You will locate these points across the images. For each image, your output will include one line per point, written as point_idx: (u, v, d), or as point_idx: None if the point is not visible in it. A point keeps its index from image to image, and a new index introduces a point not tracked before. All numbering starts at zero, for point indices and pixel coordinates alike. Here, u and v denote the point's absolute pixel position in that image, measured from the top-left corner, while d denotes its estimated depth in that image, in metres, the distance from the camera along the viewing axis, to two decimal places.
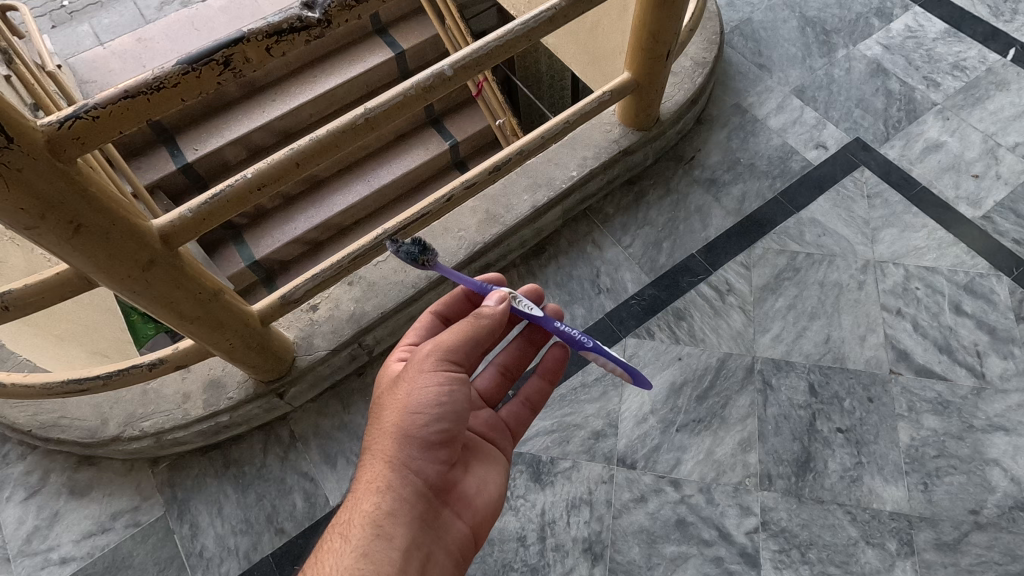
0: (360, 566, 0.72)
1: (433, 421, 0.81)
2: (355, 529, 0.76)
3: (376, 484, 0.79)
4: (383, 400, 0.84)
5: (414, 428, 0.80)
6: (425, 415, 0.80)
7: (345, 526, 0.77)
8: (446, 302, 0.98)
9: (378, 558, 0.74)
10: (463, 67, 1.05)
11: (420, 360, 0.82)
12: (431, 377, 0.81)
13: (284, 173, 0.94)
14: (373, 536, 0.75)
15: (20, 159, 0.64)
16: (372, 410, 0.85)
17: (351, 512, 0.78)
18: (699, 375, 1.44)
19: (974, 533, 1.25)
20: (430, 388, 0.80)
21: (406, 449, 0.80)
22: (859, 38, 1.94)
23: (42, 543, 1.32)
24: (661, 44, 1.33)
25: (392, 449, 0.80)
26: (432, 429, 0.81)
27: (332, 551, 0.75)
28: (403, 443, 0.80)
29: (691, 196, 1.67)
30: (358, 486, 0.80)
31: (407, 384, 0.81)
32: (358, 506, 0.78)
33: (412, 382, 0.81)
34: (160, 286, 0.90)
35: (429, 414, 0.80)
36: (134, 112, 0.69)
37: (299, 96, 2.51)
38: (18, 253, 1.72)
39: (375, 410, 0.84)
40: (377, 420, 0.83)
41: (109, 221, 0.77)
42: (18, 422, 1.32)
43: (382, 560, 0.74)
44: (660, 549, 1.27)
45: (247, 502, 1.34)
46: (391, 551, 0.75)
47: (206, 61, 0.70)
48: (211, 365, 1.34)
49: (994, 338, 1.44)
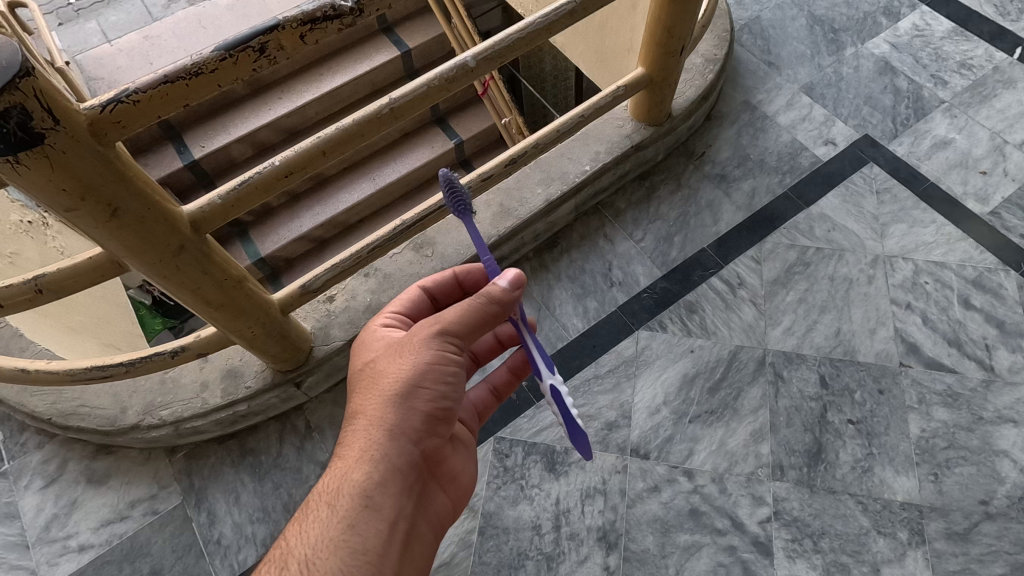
0: (347, 536, 0.74)
1: (433, 400, 0.80)
2: (345, 499, 0.76)
3: (370, 455, 0.78)
4: (381, 370, 0.82)
5: (413, 405, 0.79)
6: (424, 392, 0.79)
7: (334, 494, 0.77)
8: (437, 280, 0.98)
9: (365, 529, 0.75)
10: (486, 59, 1.07)
11: (423, 336, 0.80)
12: (434, 356, 0.80)
13: (310, 161, 0.96)
14: (362, 507, 0.76)
15: (65, 141, 0.65)
16: (366, 377, 0.83)
17: (340, 480, 0.77)
18: (711, 367, 1.45)
19: (984, 523, 1.26)
20: (432, 367, 0.79)
21: (403, 425, 0.79)
22: (867, 36, 1.95)
23: (61, 531, 1.33)
24: (674, 40, 1.35)
25: (390, 422, 0.79)
26: (430, 407, 0.80)
27: (319, 519, 0.75)
28: (401, 418, 0.79)
29: (702, 191, 1.69)
30: (347, 454, 0.79)
31: (409, 359, 0.80)
32: (348, 474, 0.78)
33: (415, 358, 0.80)
34: (188, 272, 0.92)
35: (429, 393, 0.80)
36: (173, 97, 0.71)
37: (308, 93, 2.53)
38: (31, 246, 1.77)
39: (370, 379, 0.82)
40: (373, 390, 0.81)
41: (143, 204, 0.78)
42: (38, 410, 1.34)
43: (371, 532, 0.75)
44: (674, 538, 1.28)
45: (264, 490, 1.35)
46: (379, 523, 0.75)
47: (242, 48, 0.72)
48: (229, 355, 1.36)
49: (1003, 331, 1.45)
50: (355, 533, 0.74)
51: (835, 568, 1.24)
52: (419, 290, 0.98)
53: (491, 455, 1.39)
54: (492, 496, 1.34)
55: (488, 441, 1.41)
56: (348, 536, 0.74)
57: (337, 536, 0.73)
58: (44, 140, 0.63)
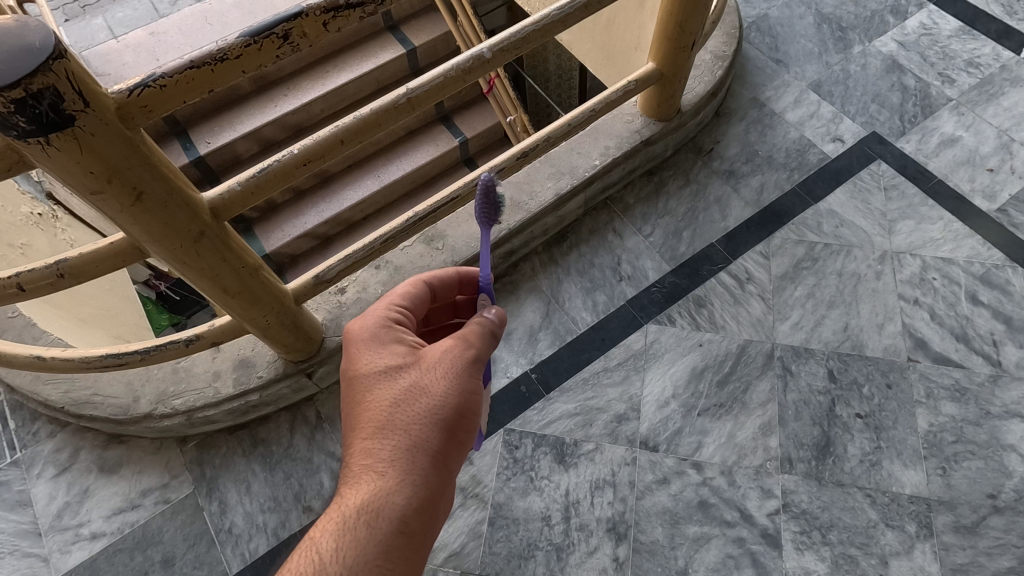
0: (386, 563, 0.69)
1: (468, 425, 0.81)
2: (383, 521, 0.71)
3: (411, 476, 0.75)
4: (420, 387, 0.80)
5: (454, 428, 0.79)
6: (463, 416, 0.80)
7: (369, 516, 0.71)
8: (442, 277, 0.91)
9: (403, 556, 0.71)
10: (501, 51, 1.08)
11: (467, 360, 0.81)
12: (476, 380, 0.81)
13: (329, 149, 0.97)
14: (401, 533, 0.72)
15: (94, 123, 0.66)
16: (399, 391, 0.80)
17: (376, 500, 0.72)
18: (720, 361, 1.46)
19: (991, 516, 1.26)
20: (474, 391, 0.81)
21: (444, 445, 0.78)
22: (875, 34, 1.96)
23: (73, 519, 1.34)
24: (686, 35, 1.35)
25: (431, 445, 0.77)
26: (465, 430, 0.81)
27: (358, 541, 0.69)
28: (442, 442, 0.78)
29: (711, 186, 1.70)
30: (383, 472, 0.75)
31: (453, 382, 0.80)
32: (384, 494, 0.73)
33: (459, 381, 0.80)
34: (207, 259, 0.92)
35: (467, 418, 0.81)
36: (198, 82, 0.71)
37: (315, 89, 2.54)
38: (41, 238, 1.76)
39: (406, 393, 0.79)
40: (412, 407, 0.78)
41: (167, 189, 0.79)
42: (51, 398, 1.34)
43: (408, 559, 0.71)
44: (683, 530, 1.29)
45: (275, 480, 1.36)
46: (415, 550, 0.72)
47: (267, 34, 0.72)
48: (241, 345, 1.37)
49: (1010, 327, 1.46)
50: (394, 559, 0.70)
51: (843, 560, 1.25)
52: (423, 285, 0.90)
53: (501, 447, 1.39)
54: (502, 487, 1.35)
55: (498, 433, 1.41)
56: (387, 563, 0.69)
57: (377, 563, 0.69)
58: (74, 121, 0.64)
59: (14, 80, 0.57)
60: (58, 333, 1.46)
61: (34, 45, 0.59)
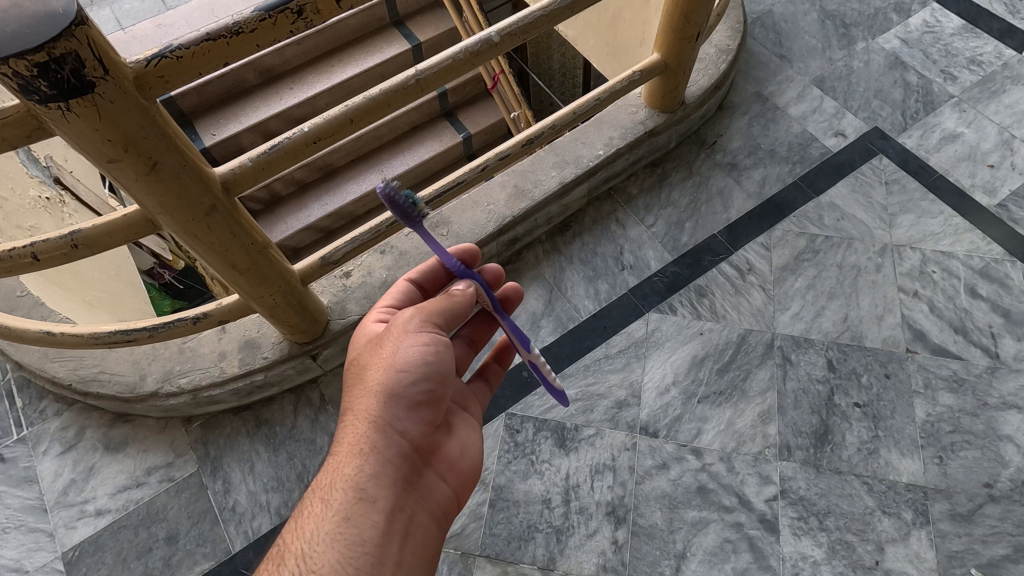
0: (343, 529, 0.72)
1: (416, 387, 0.80)
2: (338, 493, 0.75)
3: (360, 447, 0.77)
4: (363, 366, 0.82)
5: (395, 395, 0.79)
6: (407, 378, 0.80)
7: (328, 489, 0.76)
8: (424, 270, 0.97)
9: (361, 521, 0.73)
10: (509, 35, 1.10)
11: (402, 327, 0.82)
12: (415, 341, 0.80)
13: (338, 128, 0.99)
14: (356, 500, 0.74)
15: (112, 91, 0.67)
16: (354, 372, 0.84)
17: (333, 475, 0.76)
18: (720, 349, 1.48)
19: (987, 505, 1.28)
20: (413, 353, 0.80)
21: (390, 410, 0.79)
22: (878, 31, 1.98)
23: (79, 495, 1.35)
24: (691, 26, 1.36)
25: (374, 414, 0.79)
26: (415, 393, 0.80)
27: (315, 515, 0.73)
28: (384, 408, 0.79)
29: (713, 178, 1.71)
30: (339, 450, 0.79)
31: (389, 350, 0.80)
32: (340, 469, 0.77)
33: (395, 347, 0.80)
34: (218, 233, 0.94)
35: (413, 379, 0.80)
36: (214, 54, 0.72)
37: (321, 82, 2.55)
38: (49, 220, 1.78)
39: (356, 373, 0.83)
40: (359, 384, 0.81)
41: (181, 161, 0.80)
42: (59, 375, 1.36)
43: (367, 522, 0.73)
44: (682, 514, 1.30)
45: (279, 460, 1.38)
46: (373, 514, 0.74)
47: (282, 9, 0.73)
48: (247, 326, 1.38)
49: (1009, 320, 1.47)
50: (352, 525, 0.72)
51: (840, 546, 1.26)
52: (407, 282, 0.97)
53: (502, 431, 1.41)
54: (502, 470, 1.37)
55: (499, 417, 1.43)
56: (345, 529, 0.72)
57: (333, 530, 0.71)
58: (94, 88, 0.65)
59: (38, 44, 0.59)
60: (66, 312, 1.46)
61: (58, 12, 0.60)
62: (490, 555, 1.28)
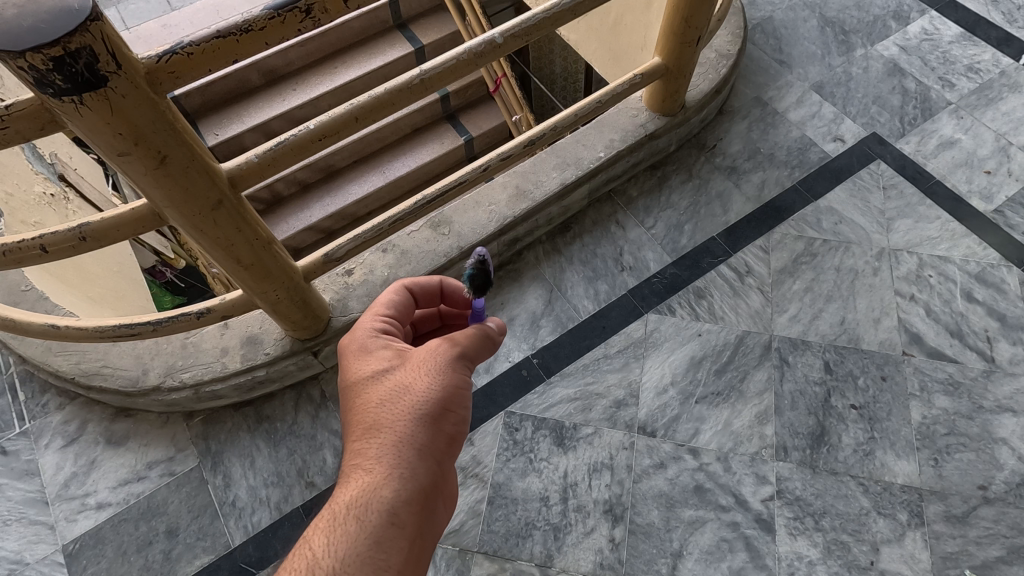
0: (378, 554, 0.64)
1: (457, 422, 0.79)
2: (372, 514, 0.67)
3: (397, 469, 0.72)
4: (404, 386, 0.78)
5: (440, 424, 0.77)
6: (449, 409, 0.78)
7: (360, 509, 0.68)
8: (423, 283, 0.92)
9: (395, 547, 0.66)
10: (513, 37, 1.11)
11: (445, 355, 0.81)
12: (458, 375, 0.80)
13: (343, 126, 1.00)
14: (390, 524, 0.67)
15: (124, 86, 0.69)
16: (383, 392, 0.78)
17: (365, 494, 0.69)
18: (719, 350, 1.49)
19: (982, 507, 1.29)
20: (459, 389, 0.79)
21: (433, 439, 0.76)
22: (877, 39, 2.00)
23: (80, 489, 1.36)
24: (693, 30, 1.37)
25: (417, 439, 0.74)
26: (456, 430, 0.79)
27: (347, 537, 0.65)
28: (428, 435, 0.75)
29: (712, 181, 1.73)
30: (372, 468, 0.72)
31: (435, 377, 0.78)
32: (373, 489, 0.69)
33: (440, 376, 0.79)
34: (223, 227, 0.95)
35: (453, 413, 0.78)
36: (223, 51, 0.74)
37: (324, 83, 2.57)
38: (54, 216, 1.79)
39: (391, 393, 0.78)
40: (396, 404, 0.76)
41: (189, 156, 0.82)
42: (62, 369, 1.37)
43: (401, 549, 0.66)
44: (679, 513, 1.31)
45: (279, 456, 1.39)
46: (408, 542, 0.67)
47: (290, 8, 0.74)
48: (249, 322, 1.40)
49: (1004, 324, 1.49)
50: (386, 551, 0.65)
51: (835, 546, 1.27)
52: (403, 290, 0.91)
53: (501, 429, 1.42)
54: (501, 467, 1.38)
55: (499, 415, 1.44)
56: (377, 553, 0.64)
57: (366, 554, 0.64)
58: (107, 82, 0.67)
59: (54, 38, 0.60)
60: (70, 306, 1.47)
61: (73, 7, 0.61)
62: (488, 552, 1.29)
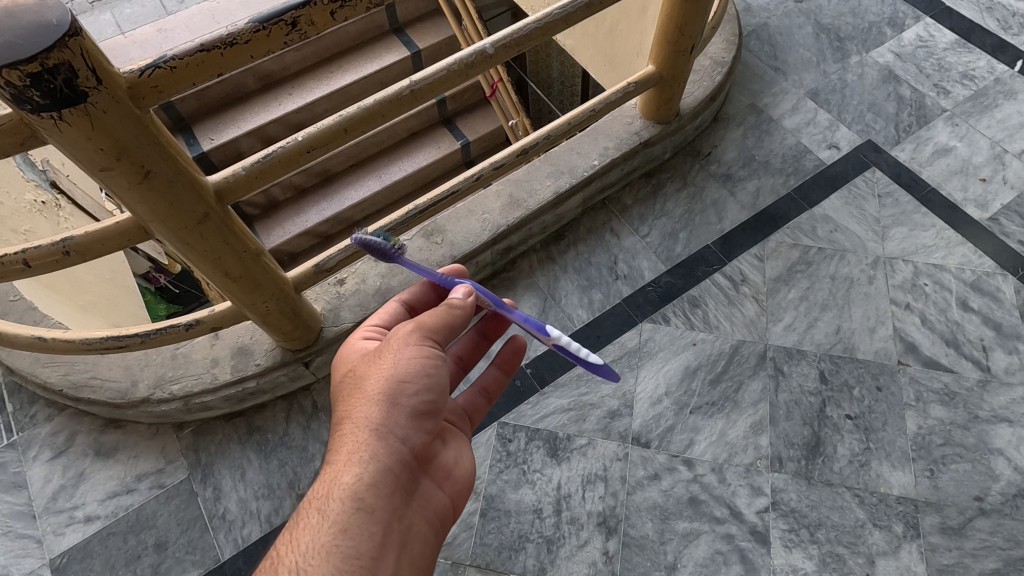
0: (341, 542, 0.67)
1: (420, 396, 0.77)
2: (335, 503, 0.70)
3: (359, 455, 0.73)
4: (363, 373, 0.78)
5: (399, 401, 0.76)
6: (409, 387, 0.76)
7: (323, 500, 0.71)
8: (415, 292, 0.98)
9: (358, 533, 0.69)
10: (505, 47, 1.11)
11: (401, 337, 0.79)
12: (417, 352, 0.78)
13: (332, 137, 0.99)
14: (354, 509, 0.70)
15: (106, 101, 0.68)
16: (349, 384, 0.79)
17: (329, 485, 0.72)
18: (713, 360, 1.48)
19: (978, 518, 1.28)
20: (415, 364, 0.77)
21: (394, 419, 0.75)
22: (872, 46, 1.99)
23: (68, 501, 1.35)
24: (686, 38, 1.36)
25: (378, 423, 0.74)
26: (419, 402, 0.77)
27: (309, 528, 0.68)
28: (388, 416, 0.75)
29: (707, 189, 1.72)
30: (334, 459, 0.74)
31: (391, 360, 0.77)
32: (336, 478, 0.72)
33: (395, 357, 0.77)
34: (209, 241, 0.94)
35: (415, 390, 0.77)
36: (208, 65, 0.73)
37: (318, 89, 2.55)
38: (45, 225, 1.79)
39: (353, 384, 0.79)
40: (357, 393, 0.77)
41: (173, 170, 0.81)
42: (50, 381, 1.35)
43: (364, 535, 0.69)
44: (673, 525, 1.30)
45: (270, 467, 1.37)
46: (371, 525, 0.70)
47: (276, 20, 0.73)
48: (240, 332, 1.38)
49: (999, 333, 1.48)
50: (350, 537, 0.68)
51: (830, 558, 1.26)
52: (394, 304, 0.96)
53: (494, 440, 1.41)
54: (494, 479, 1.37)
55: (492, 426, 1.43)
56: (340, 541, 0.67)
57: (328, 542, 0.67)
58: (87, 98, 0.66)
59: (32, 54, 0.59)
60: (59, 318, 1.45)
61: (52, 22, 0.61)
62: (480, 565, 1.28)
